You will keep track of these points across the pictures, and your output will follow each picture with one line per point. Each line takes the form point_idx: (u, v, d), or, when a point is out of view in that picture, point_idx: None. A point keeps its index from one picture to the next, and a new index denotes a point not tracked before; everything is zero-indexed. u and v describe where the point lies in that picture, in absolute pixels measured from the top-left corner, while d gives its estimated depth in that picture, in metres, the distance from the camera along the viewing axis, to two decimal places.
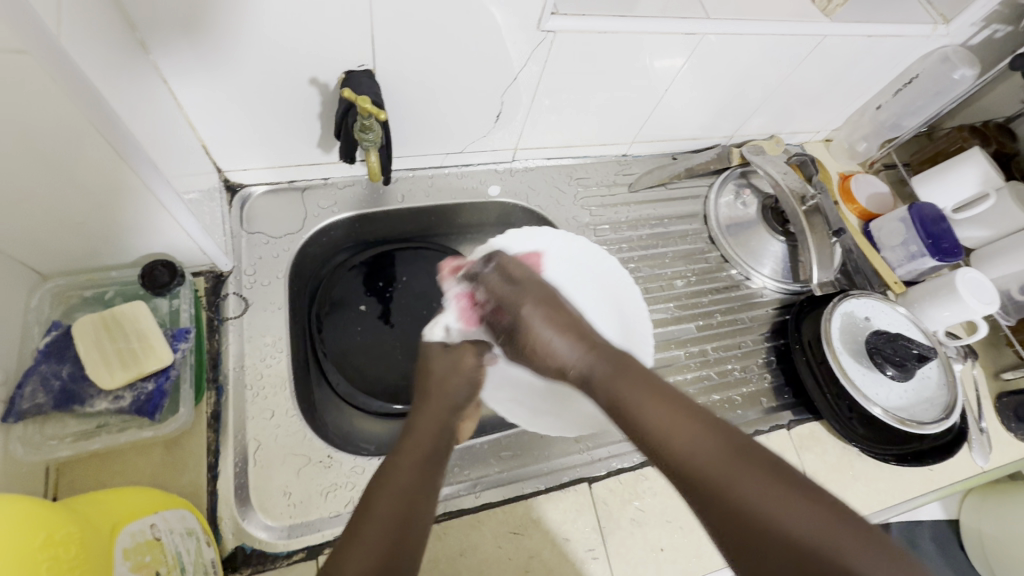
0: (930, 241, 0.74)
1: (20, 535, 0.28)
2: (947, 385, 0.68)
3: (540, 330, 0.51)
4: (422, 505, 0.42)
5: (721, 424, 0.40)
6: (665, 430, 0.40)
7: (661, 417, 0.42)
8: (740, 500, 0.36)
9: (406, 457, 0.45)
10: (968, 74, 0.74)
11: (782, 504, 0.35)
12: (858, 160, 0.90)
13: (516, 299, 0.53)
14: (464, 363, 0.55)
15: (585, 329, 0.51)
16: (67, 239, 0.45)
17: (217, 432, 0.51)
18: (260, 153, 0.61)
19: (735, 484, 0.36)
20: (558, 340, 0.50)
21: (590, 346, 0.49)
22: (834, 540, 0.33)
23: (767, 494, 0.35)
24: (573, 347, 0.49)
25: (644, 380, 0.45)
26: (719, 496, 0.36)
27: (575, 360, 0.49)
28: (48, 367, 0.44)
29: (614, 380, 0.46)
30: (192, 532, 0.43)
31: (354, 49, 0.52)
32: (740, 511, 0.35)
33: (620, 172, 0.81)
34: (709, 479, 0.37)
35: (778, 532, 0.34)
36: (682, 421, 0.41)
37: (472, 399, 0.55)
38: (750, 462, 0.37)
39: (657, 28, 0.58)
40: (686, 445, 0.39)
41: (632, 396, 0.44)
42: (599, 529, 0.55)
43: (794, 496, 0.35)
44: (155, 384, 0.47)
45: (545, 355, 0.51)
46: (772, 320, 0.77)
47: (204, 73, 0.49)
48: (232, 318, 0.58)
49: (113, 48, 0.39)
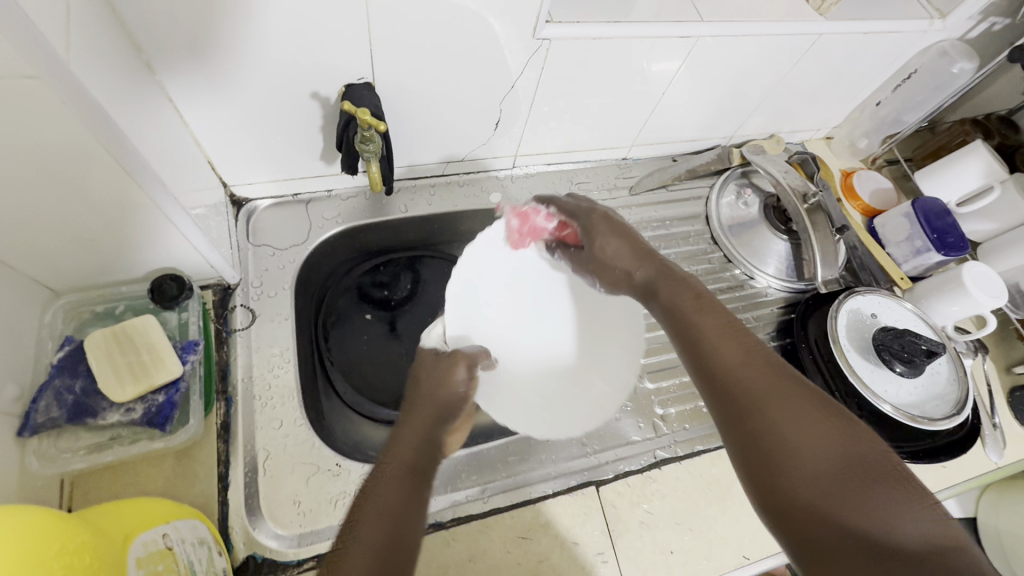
0: (935, 236, 0.74)
1: (36, 545, 0.28)
2: (958, 380, 0.67)
3: (601, 240, 0.57)
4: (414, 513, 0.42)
5: (775, 358, 0.43)
6: (718, 346, 0.44)
7: (719, 338, 0.45)
8: (769, 417, 0.39)
9: (387, 477, 0.44)
10: (966, 67, 0.73)
11: (814, 428, 0.38)
12: (860, 157, 0.90)
13: (583, 215, 0.59)
14: (452, 376, 0.53)
15: (644, 246, 0.56)
16: (78, 256, 0.46)
17: (227, 443, 0.52)
18: (264, 167, 0.62)
19: (769, 403, 0.39)
20: (615, 249, 0.56)
21: (638, 248, 0.56)
22: (852, 478, 0.35)
23: (801, 422, 0.38)
24: (630, 258, 0.55)
25: (700, 297, 0.49)
26: (749, 408, 0.40)
27: (634, 265, 0.55)
28: (61, 381, 0.45)
29: (667, 296, 0.50)
30: (204, 542, 0.43)
31: (353, 64, 0.53)
32: (763, 432, 0.39)
33: (620, 176, 0.82)
34: (748, 393, 0.41)
35: (797, 448, 0.37)
36: (732, 340, 0.44)
37: (461, 410, 0.53)
38: (789, 390, 0.40)
39: (652, 32, 0.58)
40: (731, 363, 0.43)
41: (690, 309, 0.48)
42: (607, 532, 0.55)
43: (827, 424, 0.38)
44: (165, 396, 0.47)
45: (600, 264, 0.58)
46: (777, 319, 0.76)
47: (211, 92, 0.51)
48: (240, 330, 0.58)
49: (119, 70, 0.40)
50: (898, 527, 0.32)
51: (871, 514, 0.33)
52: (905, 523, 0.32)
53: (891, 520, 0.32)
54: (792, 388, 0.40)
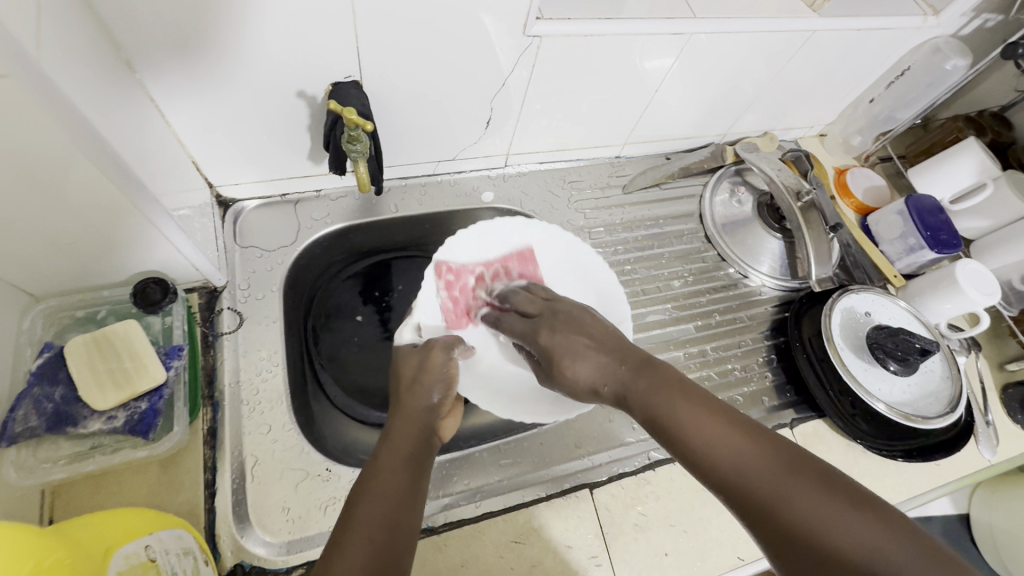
0: (929, 232, 0.74)
1: (9, 565, 0.27)
2: (951, 378, 0.67)
3: (564, 352, 0.50)
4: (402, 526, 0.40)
5: (759, 430, 0.38)
6: (700, 434, 0.39)
7: (699, 419, 0.40)
8: (788, 515, 0.33)
9: (382, 472, 0.42)
10: (960, 64, 0.73)
11: (837, 512, 0.32)
12: (853, 154, 0.90)
13: (537, 329, 0.53)
14: (431, 360, 0.52)
15: (611, 337, 0.50)
16: (58, 260, 0.45)
17: (214, 449, 0.51)
18: (250, 167, 0.60)
19: (775, 488, 0.34)
20: (580, 355, 0.49)
21: (608, 356, 0.49)
22: (901, 559, 0.29)
23: (819, 508, 0.32)
24: (593, 361, 0.48)
25: (670, 377, 0.44)
26: (759, 505, 0.34)
27: (599, 375, 0.48)
28: (41, 389, 0.44)
29: (637, 388, 0.45)
30: (190, 551, 0.42)
31: (340, 61, 0.51)
32: (794, 538, 0.32)
33: (613, 174, 0.81)
34: (749, 484, 0.35)
35: (823, 536, 0.31)
36: (714, 424, 0.39)
37: (449, 395, 0.51)
38: (795, 473, 0.35)
39: (645, 29, 0.58)
40: (722, 451, 0.37)
41: (660, 394, 0.43)
42: (602, 535, 0.54)
43: (849, 506, 0.32)
44: (149, 403, 0.47)
45: (563, 368, 0.50)
46: (771, 318, 0.76)
47: (195, 92, 0.49)
48: (226, 333, 0.57)
49: (95, 69, 0.39)
50: None
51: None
52: None
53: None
54: (795, 464, 0.35)
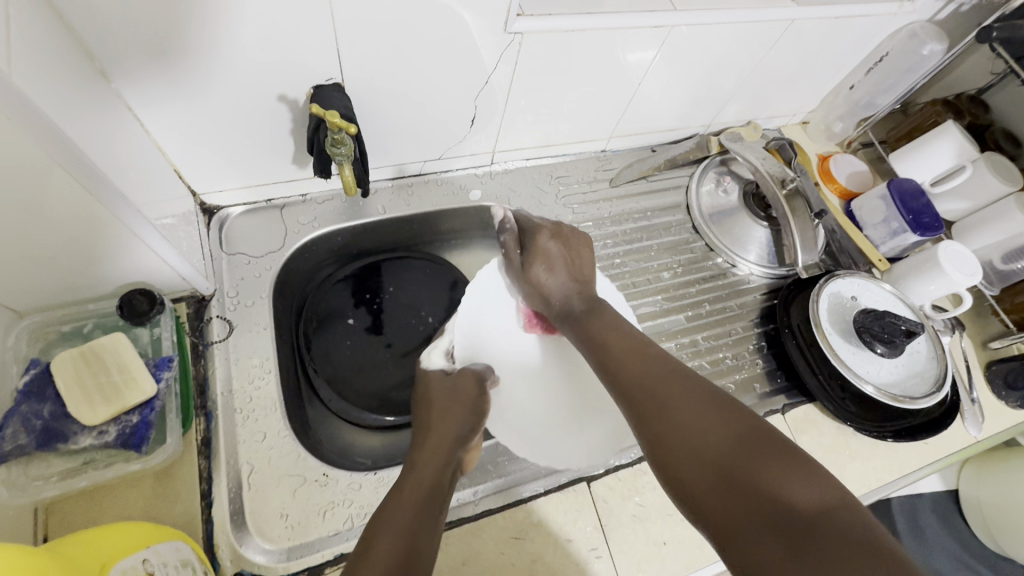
0: (911, 216, 0.75)
1: None
2: (937, 358, 0.70)
3: (551, 262, 0.58)
4: (421, 545, 0.41)
5: (674, 360, 0.46)
6: (614, 354, 0.48)
7: (623, 348, 0.48)
8: (669, 410, 0.41)
9: (406, 498, 0.45)
10: (936, 48, 0.74)
11: (708, 415, 0.39)
12: (836, 140, 0.90)
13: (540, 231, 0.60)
14: (464, 389, 0.55)
15: (586, 275, 0.59)
16: (39, 275, 0.44)
17: (208, 459, 0.50)
18: (233, 173, 0.60)
19: (666, 397, 0.42)
20: (558, 273, 0.58)
21: (576, 279, 0.58)
22: (754, 449, 0.36)
23: (693, 410, 0.40)
24: (564, 282, 0.58)
25: (608, 314, 0.54)
26: (650, 406, 0.42)
27: (561, 296, 0.57)
28: (29, 406, 0.43)
29: (582, 317, 0.54)
30: (188, 563, 0.41)
31: (321, 64, 0.51)
32: (659, 426, 0.40)
33: (600, 168, 0.81)
34: (645, 390, 0.43)
35: (690, 432, 0.39)
36: (638, 348, 0.48)
37: (478, 430, 0.54)
38: (685, 382, 0.42)
39: (626, 23, 0.58)
40: (631, 367, 0.46)
41: (598, 327, 0.52)
42: (600, 527, 0.55)
43: (716, 409, 0.39)
44: (140, 416, 0.46)
45: (541, 283, 0.58)
46: (760, 306, 0.77)
47: (174, 99, 0.49)
48: (216, 342, 0.57)
49: (67, 78, 0.38)
50: (794, 496, 0.33)
51: (766, 489, 0.34)
52: (797, 492, 0.33)
53: (783, 490, 0.33)
54: (681, 375, 0.43)
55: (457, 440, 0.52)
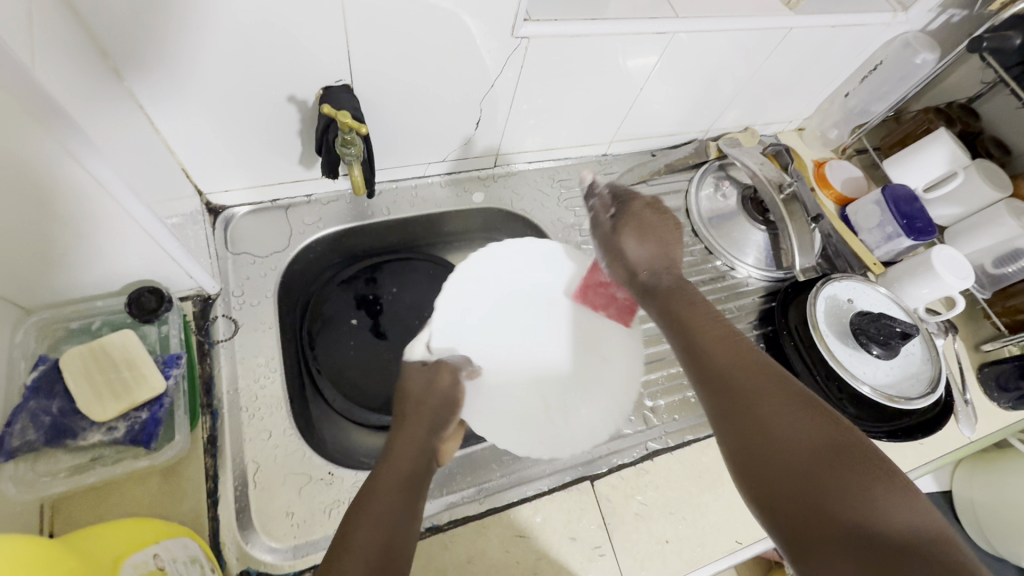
0: (905, 221, 0.76)
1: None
2: (931, 359, 0.72)
3: (625, 238, 0.60)
4: (399, 531, 0.42)
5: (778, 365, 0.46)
6: (705, 341, 0.48)
7: (711, 337, 0.49)
8: (763, 413, 0.42)
9: (385, 481, 0.45)
10: (929, 57, 0.75)
11: (806, 425, 0.40)
12: (831, 147, 0.92)
13: (626, 200, 0.63)
14: (439, 381, 0.56)
15: (670, 253, 0.59)
16: (48, 270, 0.44)
17: (214, 457, 0.51)
18: (240, 173, 0.60)
19: (761, 399, 0.42)
20: (633, 247, 0.59)
21: (661, 254, 0.58)
22: (845, 467, 0.37)
23: (786, 417, 0.41)
24: (644, 256, 0.58)
25: (698, 302, 0.53)
26: (743, 400, 0.43)
27: (645, 267, 0.58)
28: (37, 403, 0.43)
29: (669, 296, 0.54)
30: (196, 559, 0.41)
31: (329, 66, 0.51)
32: (758, 420, 0.41)
33: (601, 172, 0.82)
34: (731, 387, 0.44)
35: (782, 437, 0.40)
36: (732, 344, 0.48)
37: (453, 419, 0.54)
38: (782, 386, 0.43)
39: (628, 29, 0.59)
40: (724, 359, 0.46)
41: (685, 311, 0.52)
42: (604, 526, 0.55)
43: (817, 421, 0.40)
44: (149, 413, 0.46)
45: (620, 256, 0.60)
46: (758, 308, 0.78)
47: (185, 99, 0.49)
48: (222, 341, 0.57)
49: (82, 75, 0.38)
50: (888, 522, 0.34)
51: (853, 508, 0.35)
52: (895, 518, 0.34)
53: (879, 514, 0.34)
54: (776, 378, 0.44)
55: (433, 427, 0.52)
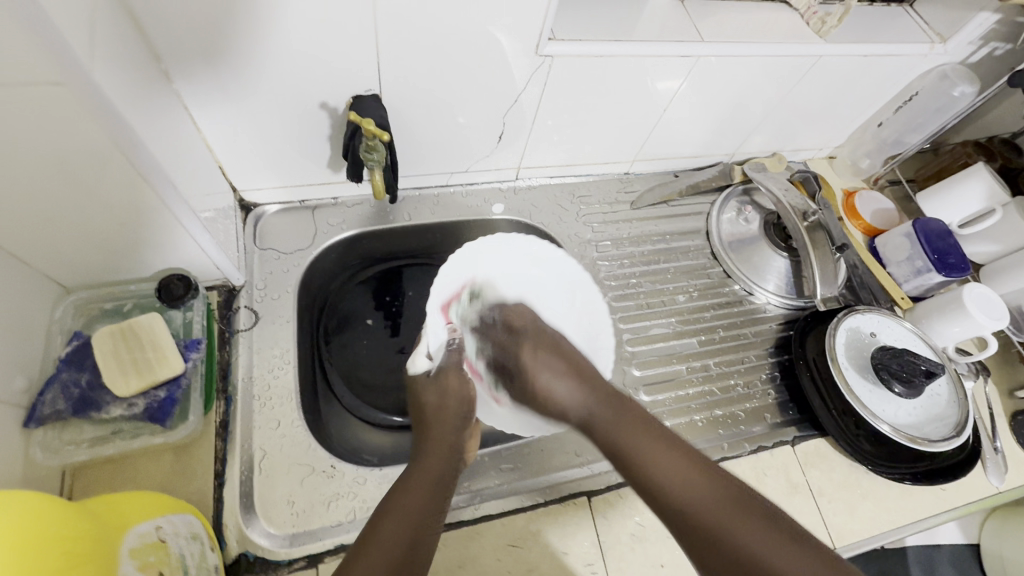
0: (936, 256, 0.74)
1: (31, 525, 0.29)
2: (958, 402, 0.68)
3: (542, 374, 0.53)
4: (426, 530, 0.44)
5: (734, 485, 0.44)
6: (658, 470, 0.45)
7: (671, 466, 0.45)
8: (734, 547, 0.40)
9: (414, 483, 0.47)
10: (967, 90, 0.73)
11: (784, 554, 0.39)
12: (862, 177, 0.90)
13: (515, 346, 0.55)
14: (450, 385, 0.55)
15: (586, 369, 0.53)
16: (89, 253, 0.48)
17: (225, 441, 0.53)
18: (272, 173, 0.63)
19: (732, 534, 0.40)
20: (559, 384, 0.52)
21: (586, 388, 0.52)
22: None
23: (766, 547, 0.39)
24: (575, 391, 0.52)
25: (648, 425, 0.48)
26: (710, 538, 0.41)
27: (578, 404, 0.51)
28: (68, 375, 0.46)
29: (615, 428, 0.49)
30: (197, 537, 0.43)
31: (359, 77, 0.54)
32: (733, 560, 0.40)
33: (621, 190, 0.82)
34: (703, 524, 0.42)
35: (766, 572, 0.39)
36: (688, 471, 0.44)
37: (472, 413, 0.55)
38: (746, 512, 0.41)
39: (651, 51, 0.60)
40: (687, 493, 0.43)
41: (636, 442, 0.47)
42: (598, 543, 0.55)
43: (789, 543, 0.40)
44: (167, 392, 0.48)
45: (549, 402, 0.52)
46: (776, 335, 0.76)
47: (224, 101, 0.52)
48: (242, 330, 0.60)
49: (134, 76, 0.42)
50: None
51: None
52: None
53: None
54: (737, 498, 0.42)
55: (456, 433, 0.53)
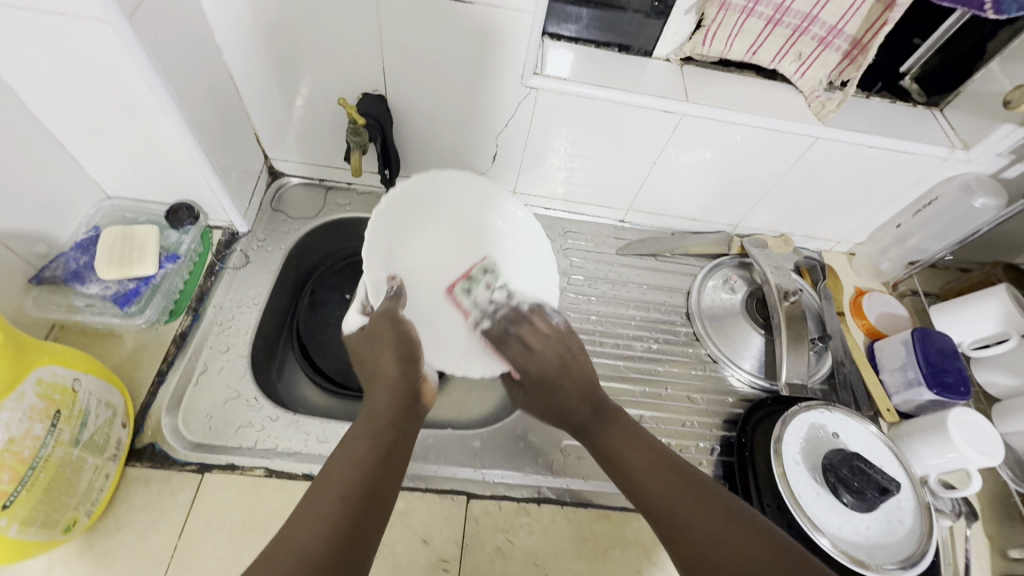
0: (931, 370, 0.68)
1: None
2: (922, 534, 0.60)
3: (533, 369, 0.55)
4: (382, 472, 0.45)
5: (689, 469, 0.49)
6: (627, 458, 0.51)
7: (636, 457, 0.51)
8: (677, 522, 0.45)
9: (372, 427, 0.49)
10: (989, 204, 0.69)
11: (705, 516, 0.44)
12: (881, 279, 0.85)
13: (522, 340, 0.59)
14: (382, 342, 0.55)
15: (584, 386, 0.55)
16: (123, 171, 0.61)
17: (176, 348, 0.62)
18: (297, 150, 0.75)
19: (677, 508, 0.46)
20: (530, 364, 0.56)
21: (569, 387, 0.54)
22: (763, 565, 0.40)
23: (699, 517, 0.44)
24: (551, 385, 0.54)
25: (626, 425, 0.55)
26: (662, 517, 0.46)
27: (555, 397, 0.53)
28: (74, 254, 0.59)
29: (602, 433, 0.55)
30: (111, 407, 0.50)
31: (371, 79, 0.64)
32: (670, 528, 0.45)
33: (612, 236, 0.85)
34: (664, 513, 0.46)
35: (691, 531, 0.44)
36: (647, 457, 0.50)
37: (415, 357, 0.55)
38: (694, 487, 0.47)
39: (635, 104, 0.65)
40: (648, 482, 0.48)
41: (612, 441, 0.54)
42: (460, 543, 0.55)
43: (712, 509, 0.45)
44: (136, 285, 0.60)
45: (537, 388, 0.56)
46: (731, 410, 0.72)
47: (264, 79, 0.65)
48: (230, 267, 0.69)
49: (185, 41, 0.54)
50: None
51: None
52: None
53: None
54: (695, 490, 0.46)
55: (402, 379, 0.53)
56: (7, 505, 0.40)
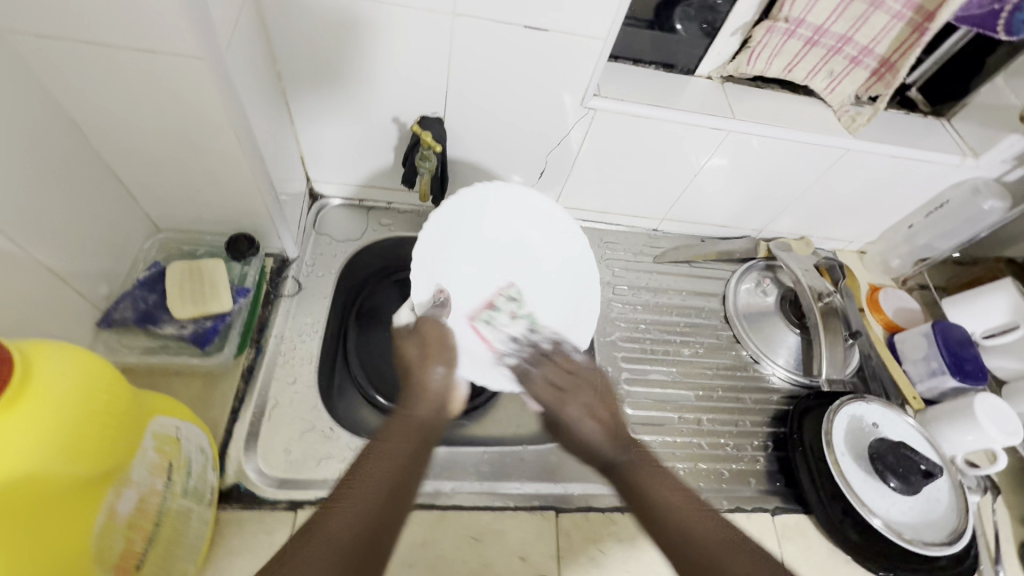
0: (952, 359, 0.74)
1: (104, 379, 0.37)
2: (958, 511, 0.66)
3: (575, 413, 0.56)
4: (401, 493, 0.44)
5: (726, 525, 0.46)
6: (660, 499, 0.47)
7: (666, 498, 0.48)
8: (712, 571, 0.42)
9: (388, 448, 0.47)
10: (997, 206, 0.76)
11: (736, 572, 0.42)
12: (892, 275, 0.92)
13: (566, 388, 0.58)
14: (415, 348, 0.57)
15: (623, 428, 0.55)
16: (179, 203, 0.59)
17: (245, 384, 0.60)
18: (341, 172, 0.74)
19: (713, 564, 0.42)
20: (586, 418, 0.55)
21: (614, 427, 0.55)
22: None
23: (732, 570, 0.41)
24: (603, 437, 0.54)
25: (661, 473, 0.50)
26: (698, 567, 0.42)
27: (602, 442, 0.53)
28: (139, 292, 0.57)
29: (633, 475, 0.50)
30: (205, 451, 0.49)
31: (429, 101, 0.64)
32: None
33: (648, 245, 0.88)
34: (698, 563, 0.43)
35: None
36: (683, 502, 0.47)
37: (449, 375, 0.56)
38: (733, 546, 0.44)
39: (684, 121, 0.67)
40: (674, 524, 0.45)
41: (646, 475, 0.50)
42: (556, 557, 0.56)
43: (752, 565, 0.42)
44: (213, 324, 0.58)
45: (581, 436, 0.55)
46: (775, 407, 0.76)
47: (318, 104, 0.63)
48: (286, 296, 0.68)
49: (254, 70, 0.53)
50: None
51: None
52: None
53: None
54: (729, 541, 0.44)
55: (439, 389, 0.54)
56: (140, 564, 0.40)
